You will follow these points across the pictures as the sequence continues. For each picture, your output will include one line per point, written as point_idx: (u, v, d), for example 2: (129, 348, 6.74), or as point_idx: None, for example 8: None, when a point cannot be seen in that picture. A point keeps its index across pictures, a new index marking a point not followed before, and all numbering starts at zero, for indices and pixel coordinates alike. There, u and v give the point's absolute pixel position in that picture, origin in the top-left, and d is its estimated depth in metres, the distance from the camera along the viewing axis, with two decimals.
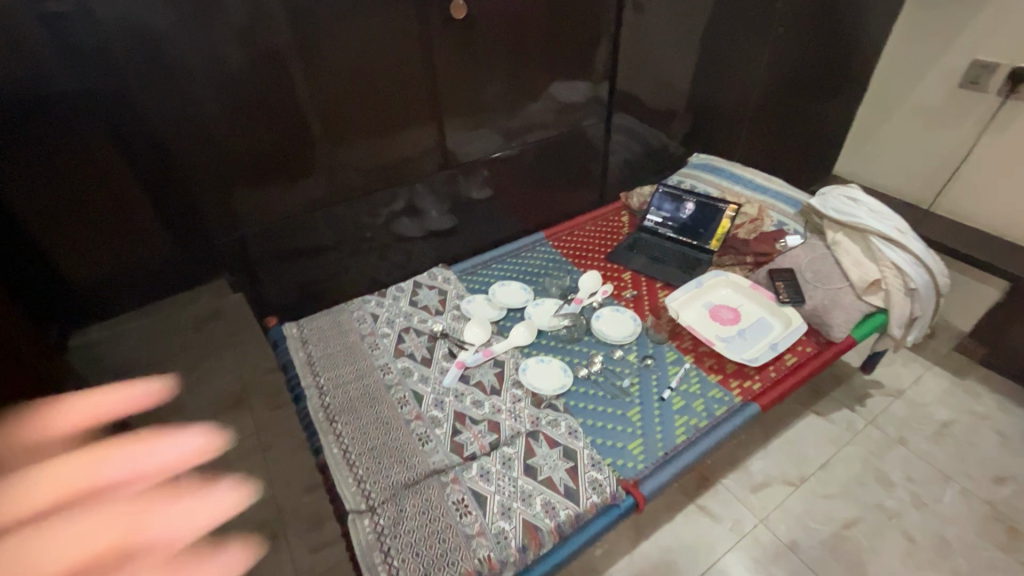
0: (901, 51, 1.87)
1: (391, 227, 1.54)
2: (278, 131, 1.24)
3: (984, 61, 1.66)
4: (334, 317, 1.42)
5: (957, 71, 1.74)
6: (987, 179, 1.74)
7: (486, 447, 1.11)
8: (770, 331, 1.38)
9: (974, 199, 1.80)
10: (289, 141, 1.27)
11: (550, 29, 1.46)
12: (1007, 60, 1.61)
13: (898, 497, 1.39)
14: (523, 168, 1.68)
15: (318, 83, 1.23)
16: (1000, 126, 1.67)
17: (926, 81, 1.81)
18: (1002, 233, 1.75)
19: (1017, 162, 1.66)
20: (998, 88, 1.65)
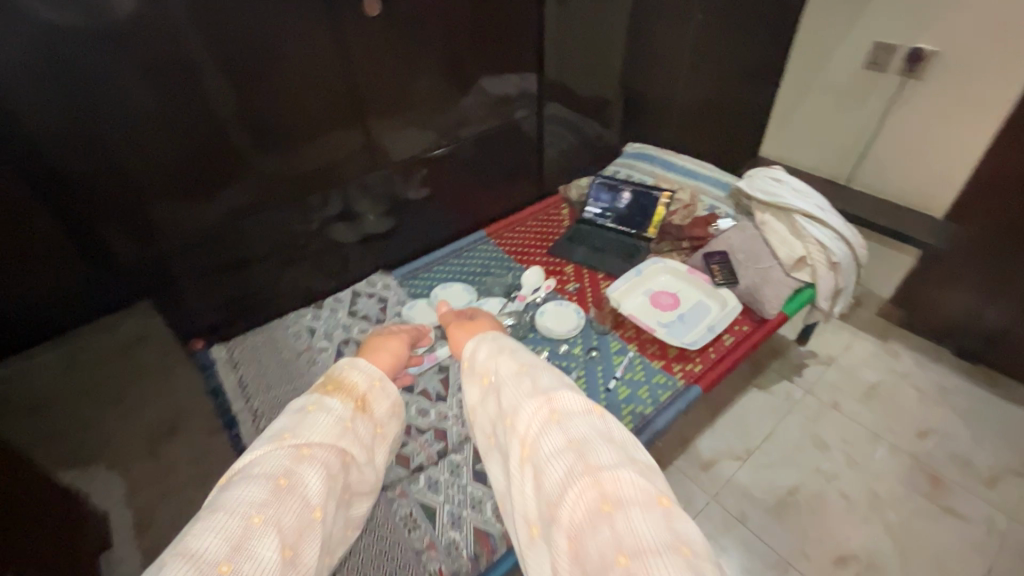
0: (810, 34, 1.94)
1: (325, 234, 1.48)
2: (194, 128, 1.14)
3: (884, 42, 1.76)
4: (268, 335, 1.41)
5: (862, 53, 1.83)
6: (896, 153, 1.86)
7: (434, 457, 1.09)
8: (707, 313, 1.42)
9: (885, 174, 1.92)
10: (206, 137, 1.17)
11: (476, 22, 1.43)
12: (906, 41, 1.71)
13: (835, 460, 1.46)
14: (461, 165, 1.65)
15: (233, 75, 1.14)
16: (904, 102, 1.78)
17: (837, 61, 1.90)
18: (912, 203, 1.88)
19: (921, 136, 1.77)
20: (899, 67, 1.75)
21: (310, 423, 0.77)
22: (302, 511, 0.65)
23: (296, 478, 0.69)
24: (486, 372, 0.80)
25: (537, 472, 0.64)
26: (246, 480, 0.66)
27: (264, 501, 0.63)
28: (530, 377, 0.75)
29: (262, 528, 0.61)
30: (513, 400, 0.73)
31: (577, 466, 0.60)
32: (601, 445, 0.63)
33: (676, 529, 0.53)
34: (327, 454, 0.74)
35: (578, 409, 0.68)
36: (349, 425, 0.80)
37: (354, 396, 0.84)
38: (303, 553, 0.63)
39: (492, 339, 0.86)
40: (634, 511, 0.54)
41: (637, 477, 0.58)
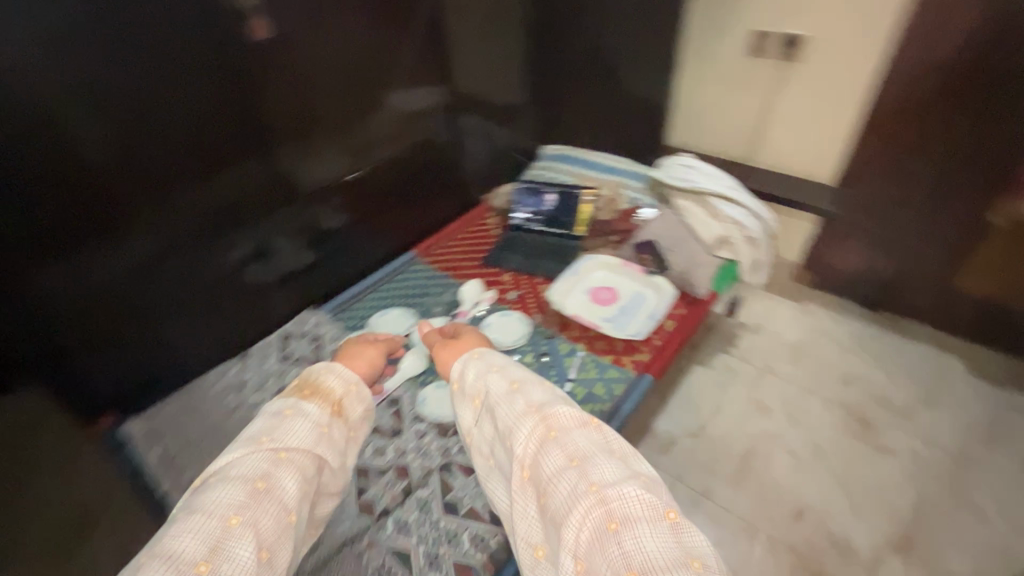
0: (696, 22, 1.98)
1: (241, 276, 1.35)
2: (45, 168, 0.96)
3: (763, 25, 1.83)
4: (190, 397, 1.29)
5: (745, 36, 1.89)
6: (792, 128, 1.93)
7: (399, 496, 1.03)
8: (645, 302, 1.46)
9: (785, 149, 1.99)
10: (66, 179, 0.99)
11: (377, 38, 1.38)
12: (782, 22, 1.79)
13: (777, 420, 1.56)
14: (380, 186, 1.58)
15: (100, 109, 1.00)
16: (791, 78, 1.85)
17: (725, 45, 1.95)
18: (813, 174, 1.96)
19: (811, 108, 1.85)
20: (781, 46, 1.82)
21: (287, 426, 0.91)
22: (277, 514, 0.79)
23: (272, 483, 0.82)
24: (477, 390, 0.94)
25: (541, 487, 0.76)
26: (227, 485, 0.80)
27: (241, 504, 0.77)
28: (523, 395, 0.88)
29: (240, 528, 0.74)
30: (509, 419, 0.86)
31: (583, 485, 0.72)
32: (602, 462, 0.76)
33: (683, 540, 0.65)
34: (303, 459, 0.87)
35: (576, 428, 0.81)
36: (325, 431, 0.93)
37: (330, 403, 0.97)
38: (277, 555, 0.76)
39: (480, 354, 1.01)
40: (641, 523, 0.66)
41: (640, 492, 0.70)
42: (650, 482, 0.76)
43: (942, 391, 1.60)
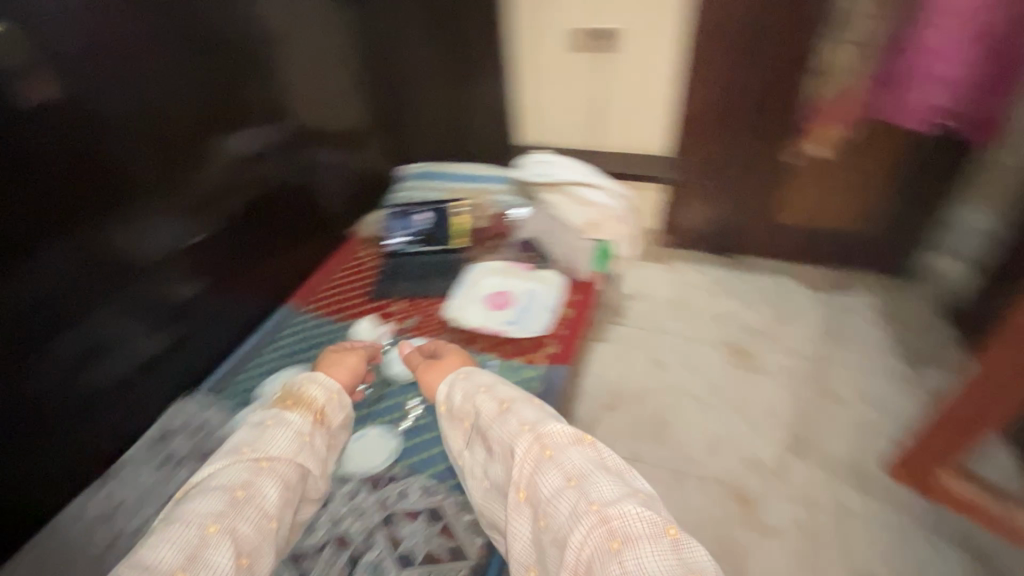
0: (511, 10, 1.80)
1: (69, 388, 1.08)
2: None
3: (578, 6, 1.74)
4: (46, 543, 1.05)
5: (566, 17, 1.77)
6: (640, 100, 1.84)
7: (346, 568, 0.98)
8: (539, 295, 1.51)
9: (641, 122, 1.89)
10: None
11: (183, 76, 1.19)
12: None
13: (677, 371, 1.66)
14: (230, 242, 1.38)
15: None
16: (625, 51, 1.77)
17: (550, 30, 1.81)
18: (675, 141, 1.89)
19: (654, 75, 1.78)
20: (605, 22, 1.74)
21: (271, 437, 0.98)
22: (256, 521, 0.86)
23: (256, 489, 0.90)
24: (470, 411, 1.06)
25: (541, 505, 0.87)
26: (206, 495, 0.88)
27: (220, 513, 0.85)
28: (516, 414, 1.00)
29: (222, 532, 0.83)
30: (502, 437, 0.98)
31: (583, 502, 0.83)
32: (599, 480, 0.86)
33: (681, 554, 0.74)
34: (284, 466, 0.96)
35: (570, 446, 0.92)
36: (307, 439, 1.01)
37: (313, 411, 1.06)
38: (257, 559, 0.84)
39: (469, 374, 1.13)
40: (639, 538, 0.75)
41: (638, 510, 0.80)
42: (645, 497, 0.85)
43: (788, 309, 1.80)
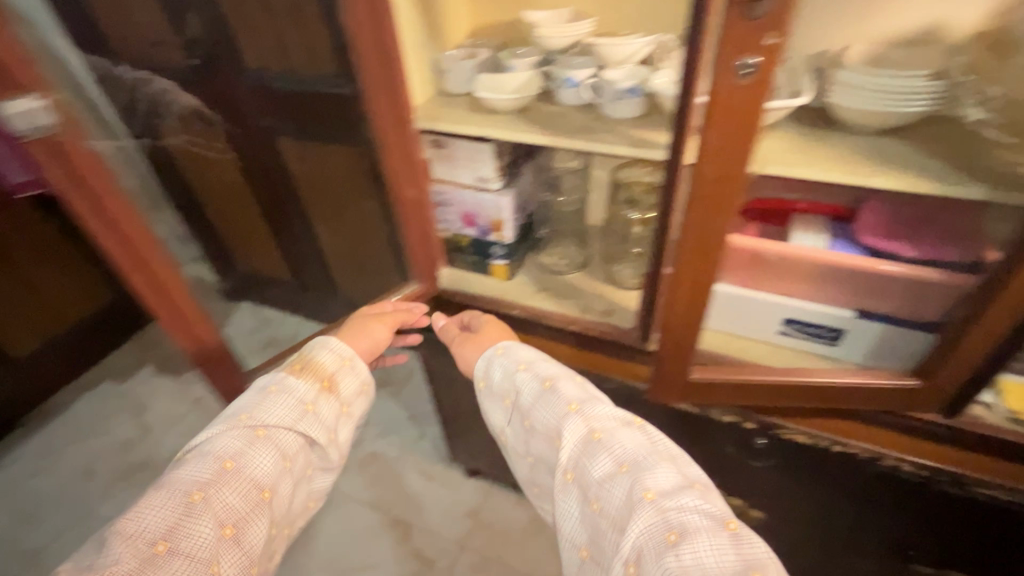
0: None
1: None
2: None
3: None
4: None
5: None
6: None
7: None
8: None
9: None
10: None
11: None
12: None
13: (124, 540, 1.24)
14: None
15: None
16: None
17: None
18: None
19: None
20: None
21: (268, 404, 0.61)
22: (246, 491, 0.55)
23: (245, 462, 0.56)
24: (512, 390, 0.67)
25: (589, 490, 0.56)
26: (199, 457, 0.56)
27: (206, 479, 0.54)
28: (554, 396, 0.63)
29: (206, 508, 0.53)
30: (543, 424, 0.63)
31: (632, 482, 0.54)
32: (658, 467, 0.55)
33: (748, 560, 0.48)
34: (288, 435, 0.60)
35: (622, 429, 0.59)
36: (312, 408, 0.63)
37: (319, 376, 0.66)
38: (252, 535, 0.54)
39: (516, 346, 0.71)
40: (699, 530, 0.49)
41: (697, 500, 0.52)
42: (707, 484, 0.56)
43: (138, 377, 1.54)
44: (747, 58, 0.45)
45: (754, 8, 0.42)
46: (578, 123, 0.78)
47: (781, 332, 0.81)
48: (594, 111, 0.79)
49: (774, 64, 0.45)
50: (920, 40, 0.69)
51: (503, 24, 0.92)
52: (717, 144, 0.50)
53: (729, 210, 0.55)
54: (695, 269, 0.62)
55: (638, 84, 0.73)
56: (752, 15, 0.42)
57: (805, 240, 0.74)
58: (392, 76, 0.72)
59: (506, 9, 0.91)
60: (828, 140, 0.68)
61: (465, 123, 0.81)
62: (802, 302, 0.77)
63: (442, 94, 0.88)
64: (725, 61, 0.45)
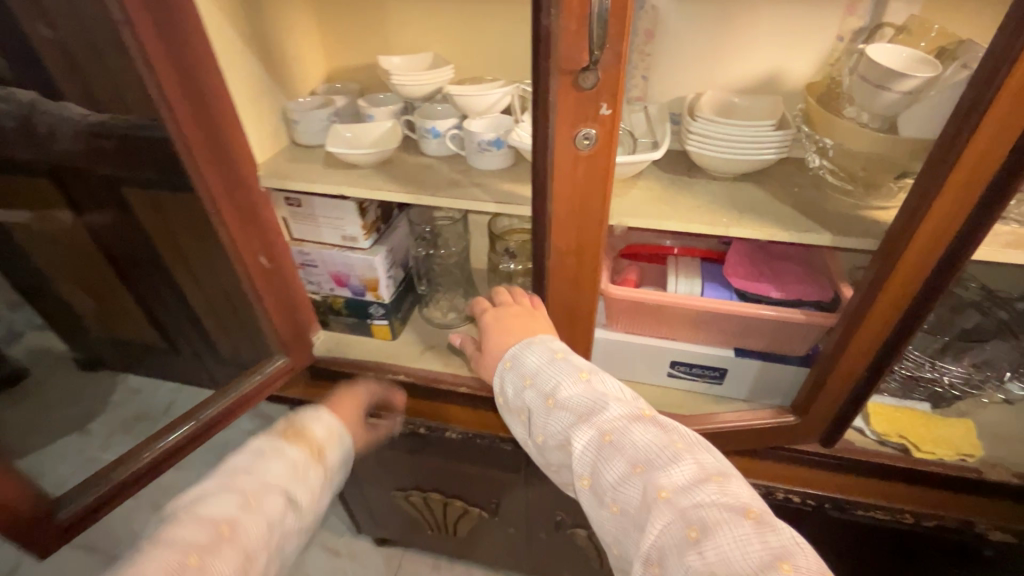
0: None
1: None
2: None
3: None
4: None
5: None
6: None
7: None
8: None
9: None
10: None
11: None
12: None
13: None
14: None
15: None
16: None
17: None
18: None
19: None
20: None
21: (267, 490, 0.57)
22: (238, 562, 0.51)
23: (239, 525, 0.53)
24: (523, 407, 0.60)
25: (606, 495, 0.51)
26: (196, 519, 0.52)
27: (199, 545, 0.51)
28: (562, 406, 0.56)
29: (200, 573, 0.49)
30: (556, 435, 0.56)
31: (644, 483, 0.48)
32: (675, 462, 0.48)
33: (774, 550, 0.42)
34: (279, 498, 0.57)
35: (633, 425, 0.52)
36: (303, 471, 0.61)
37: (310, 444, 0.64)
38: None
39: (527, 348, 0.61)
40: (719, 520, 0.44)
41: (717, 492, 0.46)
42: (728, 471, 0.49)
43: None
44: (586, 128, 0.45)
45: (583, 79, 0.42)
46: (445, 176, 0.73)
47: (669, 374, 0.81)
48: (461, 163, 0.75)
49: (611, 133, 0.45)
50: (762, 87, 0.72)
51: (361, 70, 0.86)
52: (570, 206, 0.50)
53: (592, 264, 0.56)
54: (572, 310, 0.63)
55: (502, 136, 0.69)
56: (582, 85, 0.43)
57: (680, 287, 0.73)
58: (223, 141, 0.63)
59: (361, 55, 0.85)
60: (691, 187, 0.68)
61: (319, 181, 0.73)
62: (685, 345, 0.77)
63: (294, 147, 0.80)
64: (565, 127, 0.45)
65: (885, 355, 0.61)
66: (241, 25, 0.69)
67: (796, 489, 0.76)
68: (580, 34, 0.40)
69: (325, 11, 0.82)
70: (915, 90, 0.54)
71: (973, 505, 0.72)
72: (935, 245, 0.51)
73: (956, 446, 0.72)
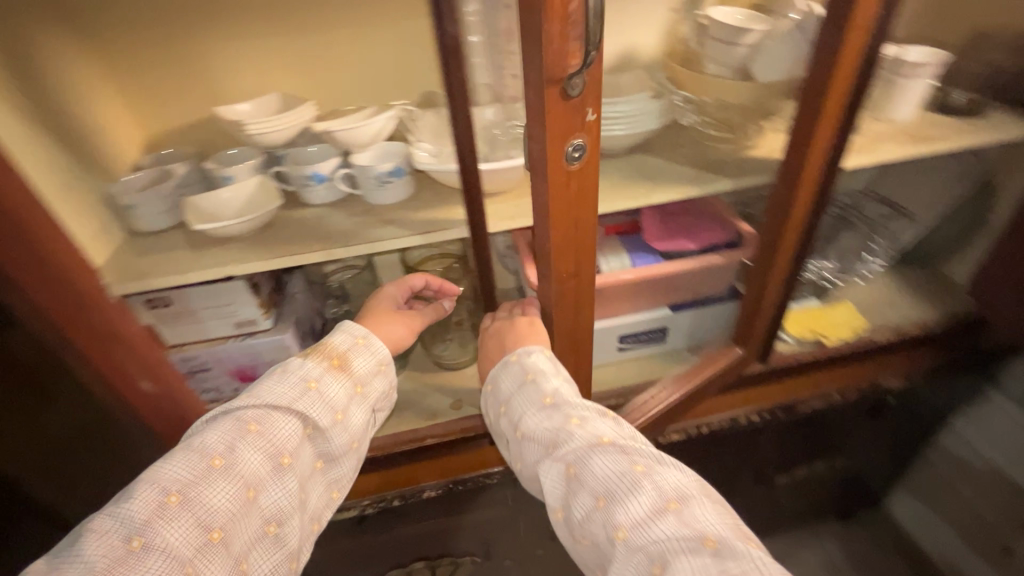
0: None
1: None
2: None
3: None
4: None
5: None
6: None
7: None
8: None
9: None
10: None
11: None
12: None
13: None
14: None
15: None
16: None
17: None
18: None
19: None
20: None
21: (269, 412, 0.48)
22: (237, 486, 0.43)
23: (238, 451, 0.45)
24: (501, 435, 0.55)
25: (572, 535, 0.44)
26: (184, 450, 0.44)
27: (197, 471, 0.43)
28: (529, 436, 0.50)
29: (184, 511, 0.41)
30: (527, 470, 0.50)
31: (604, 522, 0.41)
32: (637, 491, 0.41)
33: None
34: (287, 419, 0.48)
35: (593, 451, 0.45)
36: (317, 385, 0.49)
37: (326, 356, 0.52)
38: (242, 545, 0.43)
39: (504, 370, 0.55)
40: (678, 557, 0.37)
41: (677, 527, 0.39)
42: (692, 491, 0.42)
43: None
44: (576, 139, 0.42)
45: (570, 87, 0.39)
46: (348, 222, 0.65)
47: (622, 348, 0.83)
48: (360, 202, 0.67)
49: (597, 137, 0.43)
50: (621, 63, 0.77)
51: (194, 128, 0.72)
52: (568, 223, 0.47)
53: (589, 278, 0.53)
54: (574, 337, 0.59)
55: (401, 162, 0.63)
56: (569, 93, 0.39)
57: (612, 264, 0.75)
58: (39, 256, 0.45)
59: (189, 112, 0.71)
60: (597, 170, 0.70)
61: (197, 267, 0.60)
62: (629, 317, 0.80)
63: (139, 237, 0.64)
64: (557, 143, 0.41)
65: (793, 275, 0.70)
66: (20, 104, 0.52)
67: (750, 408, 0.86)
68: (565, 39, 0.36)
69: (126, 69, 0.67)
70: (759, 40, 0.62)
71: (874, 369, 0.87)
72: (821, 164, 0.60)
73: (849, 323, 0.86)
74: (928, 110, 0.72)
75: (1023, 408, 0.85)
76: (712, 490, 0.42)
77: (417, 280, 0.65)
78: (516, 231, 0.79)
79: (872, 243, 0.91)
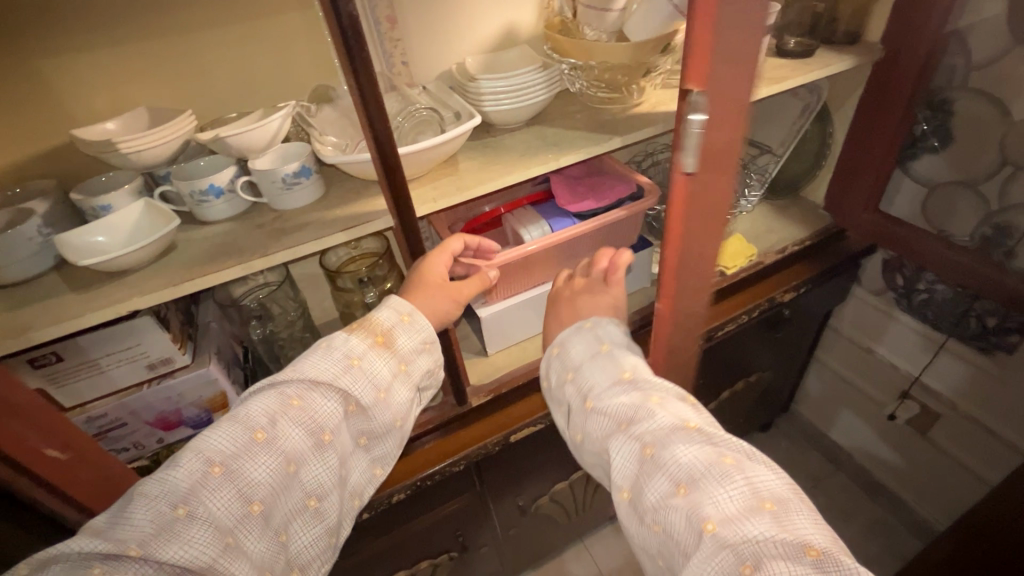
0: None
1: None
2: None
3: None
4: None
5: None
6: None
7: None
8: None
9: None
10: None
11: None
12: None
13: None
14: None
15: None
16: None
17: None
18: None
19: None
20: None
21: (311, 391, 0.54)
22: (277, 459, 0.51)
23: (279, 425, 0.52)
24: (562, 402, 0.57)
25: (646, 520, 0.47)
26: (229, 421, 0.51)
27: (243, 441, 0.50)
28: (601, 409, 0.52)
29: (227, 480, 0.48)
30: (592, 442, 0.53)
31: (688, 509, 0.44)
32: (725, 484, 0.44)
33: None
34: (329, 395, 0.54)
35: (679, 438, 0.47)
36: (360, 362, 0.56)
37: (371, 332, 0.58)
38: (276, 512, 0.51)
39: (576, 335, 0.58)
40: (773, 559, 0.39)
41: (773, 526, 0.41)
42: (784, 495, 0.44)
43: None
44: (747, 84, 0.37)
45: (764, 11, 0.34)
46: (258, 232, 0.60)
47: None
48: (268, 210, 0.63)
49: None
50: (505, 41, 0.80)
51: (52, 159, 0.63)
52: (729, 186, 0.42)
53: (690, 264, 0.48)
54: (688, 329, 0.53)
55: (306, 161, 0.60)
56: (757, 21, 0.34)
57: (534, 234, 0.78)
58: None
59: (37, 140, 0.62)
60: (504, 144, 0.72)
61: (92, 309, 0.52)
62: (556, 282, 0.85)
63: (7, 289, 0.55)
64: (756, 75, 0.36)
65: None
66: None
67: None
68: None
69: None
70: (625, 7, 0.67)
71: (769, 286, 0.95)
72: None
73: (743, 252, 0.95)
74: (770, 55, 0.84)
75: (875, 295, 1.01)
76: (804, 495, 0.45)
77: (456, 242, 0.66)
78: (434, 217, 0.79)
79: (749, 179, 1.00)
